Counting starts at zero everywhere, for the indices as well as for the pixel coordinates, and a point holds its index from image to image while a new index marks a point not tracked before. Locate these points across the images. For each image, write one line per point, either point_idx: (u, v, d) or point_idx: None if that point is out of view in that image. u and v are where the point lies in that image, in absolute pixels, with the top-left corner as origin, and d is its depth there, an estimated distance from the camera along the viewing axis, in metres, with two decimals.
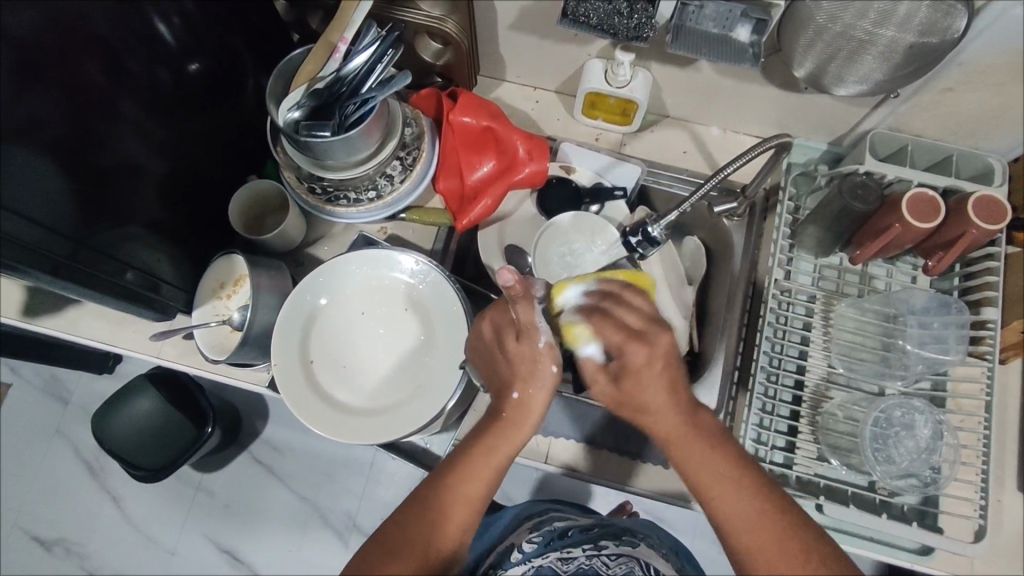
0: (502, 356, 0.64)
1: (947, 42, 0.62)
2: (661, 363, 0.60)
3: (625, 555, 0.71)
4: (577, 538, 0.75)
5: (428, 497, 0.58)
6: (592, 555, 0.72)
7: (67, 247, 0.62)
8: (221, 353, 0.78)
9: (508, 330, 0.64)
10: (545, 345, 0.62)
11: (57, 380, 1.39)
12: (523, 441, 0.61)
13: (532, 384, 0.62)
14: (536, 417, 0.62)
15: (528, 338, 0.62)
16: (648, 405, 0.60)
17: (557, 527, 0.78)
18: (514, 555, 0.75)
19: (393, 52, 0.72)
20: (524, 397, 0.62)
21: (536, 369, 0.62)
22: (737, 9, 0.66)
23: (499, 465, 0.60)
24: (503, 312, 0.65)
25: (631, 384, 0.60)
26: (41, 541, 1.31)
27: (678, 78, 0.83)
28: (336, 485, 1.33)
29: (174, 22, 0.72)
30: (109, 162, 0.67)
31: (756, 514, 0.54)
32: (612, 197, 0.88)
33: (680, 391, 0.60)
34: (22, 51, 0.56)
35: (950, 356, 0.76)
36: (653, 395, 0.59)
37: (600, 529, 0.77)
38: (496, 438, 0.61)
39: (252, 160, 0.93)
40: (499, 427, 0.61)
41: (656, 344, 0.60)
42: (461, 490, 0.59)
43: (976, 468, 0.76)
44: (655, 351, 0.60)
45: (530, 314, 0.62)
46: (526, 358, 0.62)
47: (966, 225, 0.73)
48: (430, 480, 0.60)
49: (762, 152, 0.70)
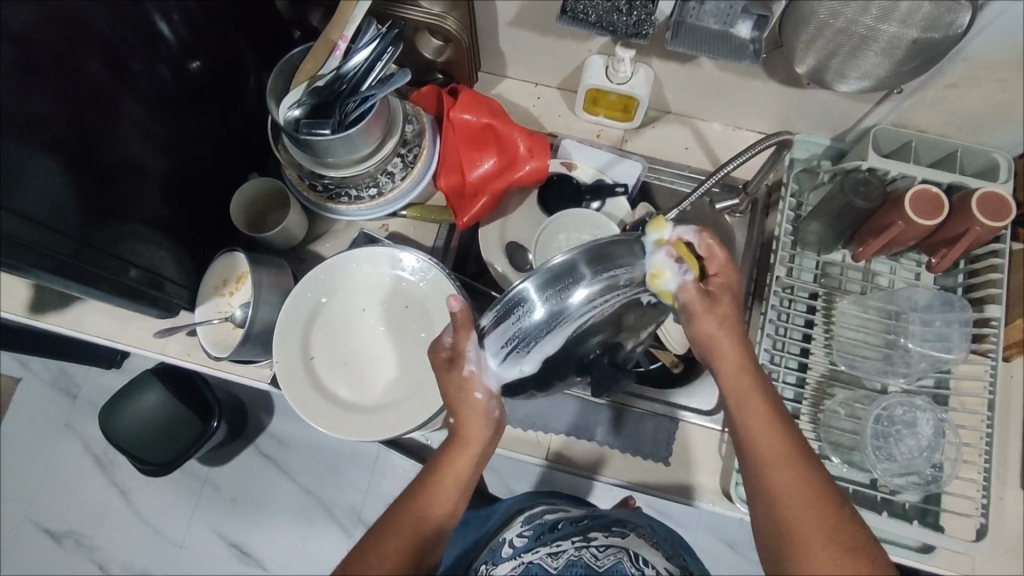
0: (432, 384, 0.63)
1: (951, 37, 0.61)
2: (717, 318, 0.59)
3: (614, 547, 0.69)
4: (568, 531, 0.75)
5: (395, 517, 0.59)
6: (581, 547, 0.70)
7: (71, 246, 0.62)
8: (223, 349, 0.79)
9: (441, 360, 0.62)
10: (470, 372, 0.60)
11: (66, 375, 1.40)
12: (476, 455, 0.62)
13: (465, 411, 0.61)
14: (481, 437, 0.62)
15: (456, 366, 0.60)
16: (713, 338, 0.60)
17: (548, 520, 0.79)
18: (505, 549, 0.76)
19: (393, 48, 0.71)
20: (458, 422, 0.61)
21: (464, 397, 0.61)
22: (737, 5, 0.65)
23: (455, 481, 0.61)
24: (436, 349, 0.63)
25: (702, 317, 0.59)
26: (51, 533, 1.33)
27: (679, 74, 0.82)
28: (340, 478, 1.34)
29: (175, 20, 0.73)
30: (113, 158, 0.67)
31: (788, 450, 0.54)
32: (613, 193, 0.87)
33: (745, 338, 0.60)
34: (24, 50, 0.56)
35: (953, 355, 0.75)
36: (715, 322, 0.59)
37: (591, 522, 0.76)
38: (444, 460, 0.61)
39: (254, 158, 0.93)
40: (450, 445, 0.62)
41: (728, 285, 0.60)
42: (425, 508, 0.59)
43: (978, 467, 0.75)
44: (732, 294, 0.60)
45: (465, 339, 0.60)
46: (455, 387, 0.60)
47: (970, 222, 0.72)
48: (396, 502, 0.60)
49: (764, 148, 0.69)
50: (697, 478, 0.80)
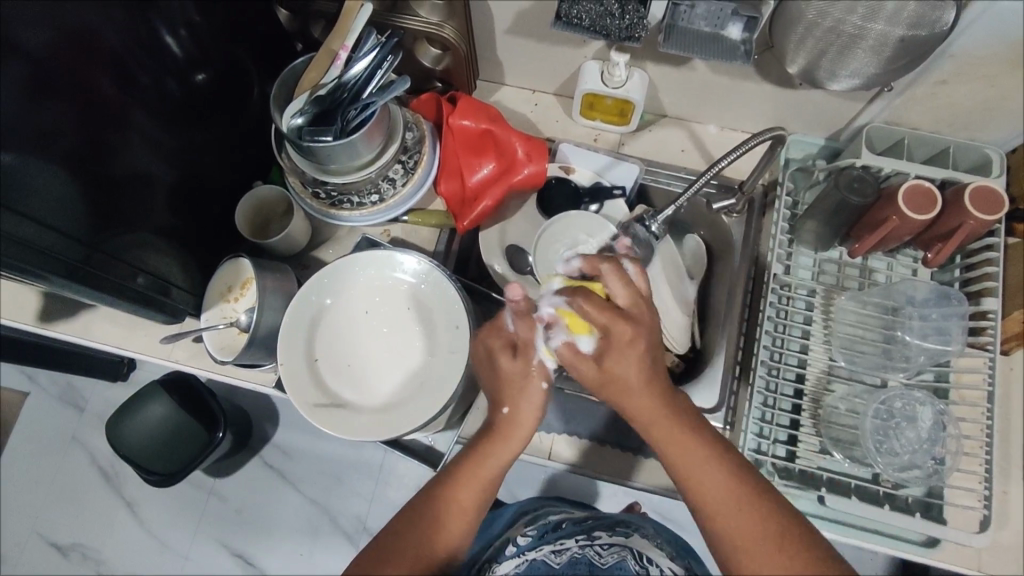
0: (490, 371, 0.63)
1: (937, 33, 0.62)
2: (636, 347, 0.57)
3: (618, 545, 0.71)
4: (571, 530, 0.75)
5: (422, 508, 0.60)
6: (586, 544, 0.71)
7: (82, 252, 0.64)
8: (229, 354, 0.80)
9: (501, 347, 0.61)
10: (538, 363, 0.61)
11: (73, 388, 1.42)
12: (515, 452, 0.61)
13: (523, 400, 0.61)
14: (527, 429, 0.61)
15: (523, 355, 0.61)
16: (624, 377, 0.57)
17: (552, 520, 0.80)
18: (510, 548, 0.76)
19: (392, 58, 0.73)
20: (512, 411, 0.61)
21: (526, 385, 0.61)
22: (727, 8, 0.67)
23: (492, 476, 0.61)
24: (498, 332, 0.62)
25: (609, 359, 0.57)
26: (58, 546, 1.34)
27: (674, 77, 0.84)
28: (345, 487, 1.34)
29: (181, 33, 0.74)
30: (121, 170, 0.69)
31: (708, 464, 0.56)
32: (611, 196, 0.89)
33: (652, 371, 0.58)
34: (32, 64, 0.58)
35: (950, 348, 0.76)
36: (625, 366, 0.57)
37: (594, 521, 0.77)
38: (483, 450, 0.61)
39: (258, 167, 0.95)
40: (488, 441, 0.61)
41: (641, 321, 0.58)
42: (455, 498, 0.60)
43: (980, 459, 0.75)
44: (641, 330, 0.58)
45: (529, 331, 0.61)
46: (513, 377, 0.61)
47: (964, 216, 0.73)
48: (424, 494, 0.61)
49: (757, 145, 0.70)
50: None
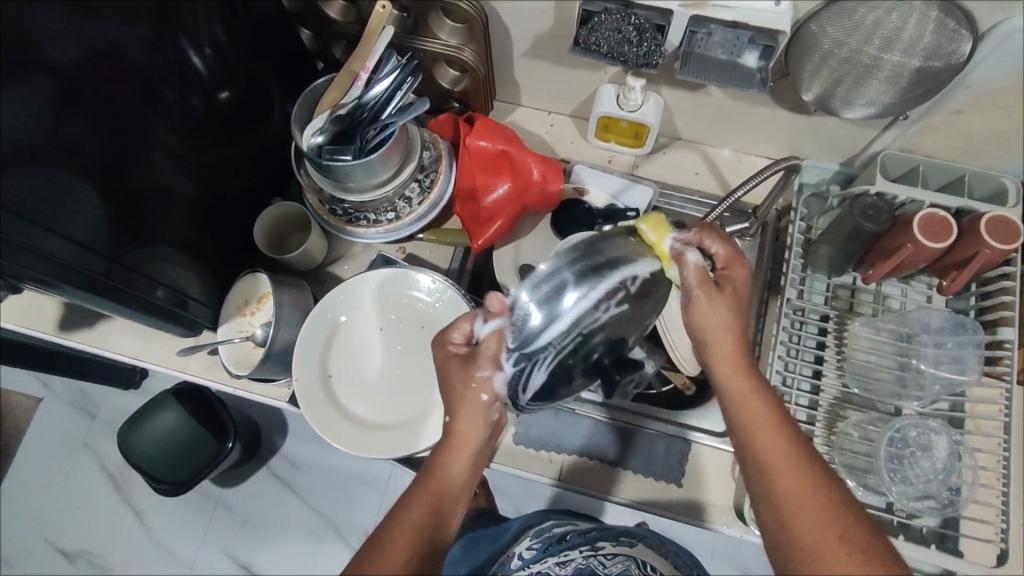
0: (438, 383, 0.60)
1: (953, 65, 0.64)
2: (723, 297, 0.59)
3: (622, 555, 0.74)
4: (576, 540, 0.77)
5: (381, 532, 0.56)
6: (589, 556, 0.75)
7: (103, 264, 0.65)
8: (244, 368, 0.81)
9: (451, 358, 0.59)
10: (486, 376, 0.57)
11: (85, 395, 1.43)
12: (471, 456, 0.59)
13: (462, 409, 0.59)
14: (475, 438, 0.59)
15: (472, 364, 0.57)
16: (712, 330, 0.59)
17: (556, 532, 0.80)
18: (513, 560, 0.79)
19: (412, 79, 0.74)
20: (453, 421, 0.59)
21: (469, 391, 0.58)
22: (744, 36, 0.68)
23: (453, 486, 0.58)
24: (444, 346, 0.60)
25: (698, 303, 0.59)
26: (65, 553, 1.34)
27: (689, 101, 0.85)
28: (352, 500, 1.34)
29: (206, 52, 0.77)
30: (143, 183, 0.70)
31: (778, 431, 0.54)
32: (625, 218, 0.86)
33: (744, 330, 0.59)
34: (68, 83, 0.59)
35: (967, 377, 0.75)
36: (718, 316, 0.59)
37: (598, 531, 0.77)
38: (442, 456, 0.59)
39: (277, 183, 0.97)
40: (441, 452, 0.60)
41: (738, 283, 0.60)
42: (418, 512, 0.57)
43: (996, 490, 0.74)
44: (735, 288, 0.60)
45: (494, 343, 0.56)
46: (460, 385, 0.58)
47: (980, 245, 0.73)
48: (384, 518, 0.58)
49: (768, 176, 0.71)
50: (710, 499, 0.80)
